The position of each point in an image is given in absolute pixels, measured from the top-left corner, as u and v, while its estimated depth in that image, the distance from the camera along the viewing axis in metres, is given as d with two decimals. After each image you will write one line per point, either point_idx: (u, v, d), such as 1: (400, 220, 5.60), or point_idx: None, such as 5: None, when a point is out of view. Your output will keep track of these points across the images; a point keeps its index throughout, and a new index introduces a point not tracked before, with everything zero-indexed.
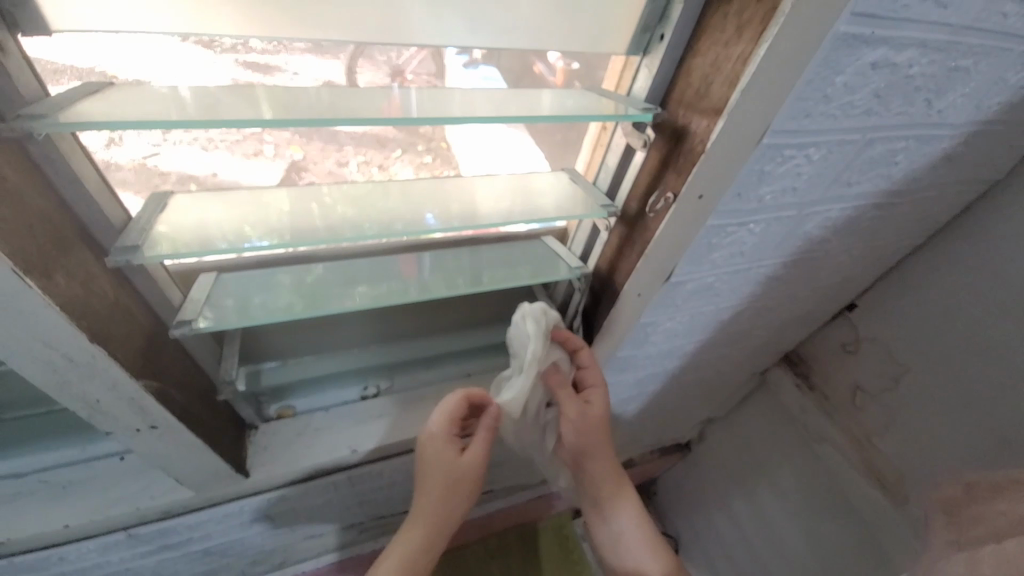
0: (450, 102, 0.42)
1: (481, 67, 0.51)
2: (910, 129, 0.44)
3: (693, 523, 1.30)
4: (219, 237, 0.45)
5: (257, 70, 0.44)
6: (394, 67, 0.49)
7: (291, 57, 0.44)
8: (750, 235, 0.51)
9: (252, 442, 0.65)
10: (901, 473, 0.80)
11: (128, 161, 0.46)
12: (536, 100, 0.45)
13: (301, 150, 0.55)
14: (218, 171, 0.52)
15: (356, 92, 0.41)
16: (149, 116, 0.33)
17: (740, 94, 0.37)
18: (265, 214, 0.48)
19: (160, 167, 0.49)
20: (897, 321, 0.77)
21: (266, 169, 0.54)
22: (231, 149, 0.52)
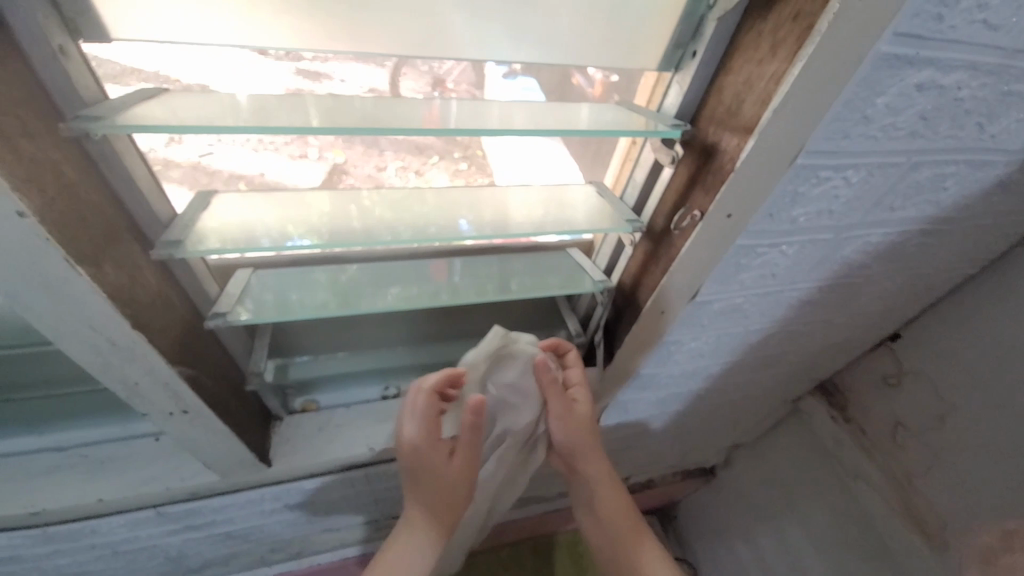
0: (487, 114, 0.43)
1: (519, 79, 0.50)
2: (961, 153, 0.42)
3: (714, 552, 1.25)
4: (263, 234, 0.47)
5: (309, 77, 0.46)
6: (437, 78, 0.50)
7: (338, 65, 0.47)
8: (782, 257, 0.49)
9: (276, 434, 0.67)
10: (945, 518, 0.75)
11: (185, 160, 0.50)
12: (568, 113, 0.45)
13: (343, 153, 0.56)
14: (265, 172, 0.55)
15: (396, 102, 0.43)
16: (198, 119, 0.35)
17: (771, 114, 0.36)
18: (305, 214, 0.50)
19: (212, 165, 0.52)
20: (945, 355, 0.73)
21: (310, 171, 0.57)
22: (279, 150, 0.55)
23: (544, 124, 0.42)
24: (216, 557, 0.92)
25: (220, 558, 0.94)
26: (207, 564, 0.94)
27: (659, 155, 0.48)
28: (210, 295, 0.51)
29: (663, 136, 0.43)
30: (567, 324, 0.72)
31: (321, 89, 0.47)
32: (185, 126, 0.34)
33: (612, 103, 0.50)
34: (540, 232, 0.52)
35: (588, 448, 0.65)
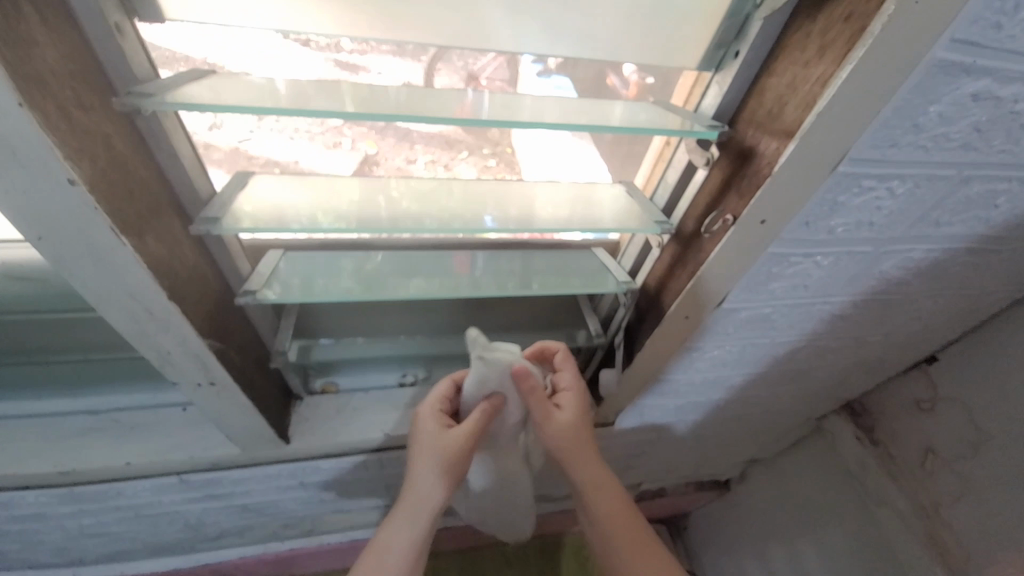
0: (522, 108, 0.43)
1: (554, 76, 0.50)
2: (1017, 169, 0.40)
3: (724, 567, 1.22)
4: (293, 218, 0.48)
5: (347, 69, 0.47)
6: (471, 72, 0.49)
7: (377, 58, 0.47)
8: (815, 268, 0.48)
9: (296, 412, 0.69)
10: (974, 554, 0.71)
11: (225, 144, 0.52)
12: (602, 109, 0.45)
13: (376, 145, 0.57)
14: (300, 160, 0.57)
15: (432, 93, 0.43)
16: (240, 101, 0.36)
17: (815, 117, 0.35)
18: (337, 201, 0.51)
19: (250, 151, 0.54)
20: (985, 382, 0.69)
21: (343, 162, 0.57)
22: (313, 138, 0.55)
23: (577, 120, 0.42)
24: (232, 528, 0.95)
25: (236, 529, 0.97)
26: (223, 534, 0.97)
27: (694, 156, 0.47)
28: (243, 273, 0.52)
29: (698, 137, 0.42)
30: (588, 325, 0.71)
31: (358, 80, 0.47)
32: (229, 106, 0.35)
33: (647, 103, 0.50)
34: (565, 229, 0.52)
35: (577, 452, 0.63)
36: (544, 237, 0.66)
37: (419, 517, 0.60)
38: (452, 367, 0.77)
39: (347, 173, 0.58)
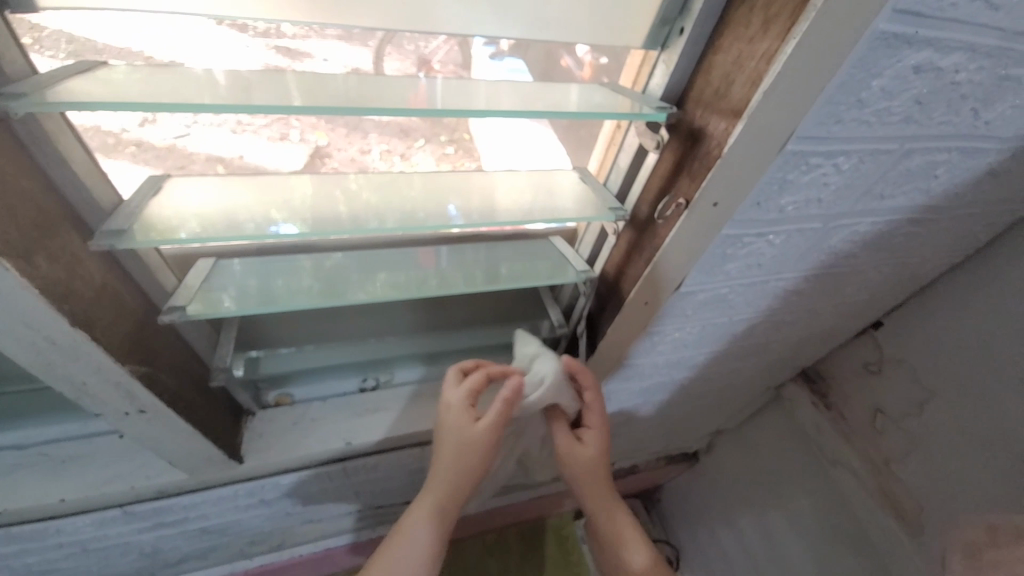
0: (475, 94, 0.40)
1: (506, 59, 0.48)
2: (953, 140, 0.41)
3: (696, 536, 1.27)
4: (247, 219, 0.44)
5: (288, 55, 0.44)
6: (421, 57, 0.47)
7: (323, 44, 0.44)
8: (768, 247, 0.48)
9: (248, 430, 0.65)
10: (921, 504, 0.76)
11: (160, 141, 0.48)
12: (553, 93, 0.43)
13: (326, 135, 0.54)
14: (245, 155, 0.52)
15: (383, 80, 0.40)
16: (146, 95, 0.32)
17: (762, 98, 0.34)
18: (290, 197, 0.47)
19: (188, 148, 0.50)
20: (928, 343, 0.73)
21: (289, 151, 0.54)
22: (257, 132, 0.51)
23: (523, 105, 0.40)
24: (192, 552, 0.90)
25: (197, 552, 0.92)
26: (184, 558, 0.92)
27: (645, 139, 0.45)
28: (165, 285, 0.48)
29: (648, 120, 0.41)
30: (551, 316, 0.70)
31: (300, 66, 0.44)
32: (139, 103, 0.31)
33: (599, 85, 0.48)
34: (526, 220, 0.50)
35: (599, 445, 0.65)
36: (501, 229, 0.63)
37: (436, 510, 0.59)
38: (414, 367, 0.74)
39: (297, 165, 0.54)
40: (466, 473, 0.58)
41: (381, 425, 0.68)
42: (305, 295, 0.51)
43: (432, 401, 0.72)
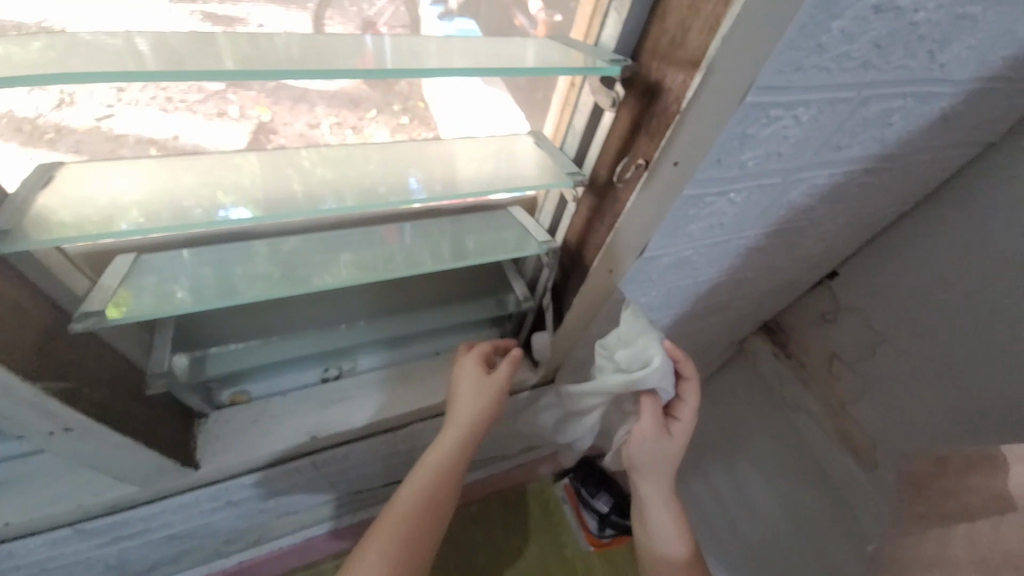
0: (424, 54, 0.36)
1: (456, 20, 0.43)
2: (908, 85, 0.40)
3: (671, 487, 1.32)
4: (192, 204, 0.41)
5: (218, 23, 0.37)
6: (366, 19, 0.41)
7: (253, 8, 0.38)
8: (730, 206, 0.47)
9: (202, 432, 0.61)
10: (874, 441, 0.81)
11: (83, 123, 0.41)
12: (501, 47, 0.39)
13: (270, 110, 0.47)
14: (181, 134, 0.45)
15: (317, 39, 0.35)
16: (23, 70, 0.27)
17: (720, 47, 0.31)
18: (238, 176, 0.43)
19: (116, 130, 0.43)
20: (880, 291, 0.75)
21: (228, 130, 0.46)
22: (193, 109, 0.44)
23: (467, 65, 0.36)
24: (162, 559, 0.87)
25: (167, 558, 0.88)
26: (154, 566, 0.89)
27: (599, 99, 0.42)
28: (75, 288, 0.43)
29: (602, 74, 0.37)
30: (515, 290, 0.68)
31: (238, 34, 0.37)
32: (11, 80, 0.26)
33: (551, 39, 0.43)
34: (479, 193, 0.46)
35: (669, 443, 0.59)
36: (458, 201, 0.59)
37: (432, 482, 0.57)
38: (378, 352, 0.71)
39: (242, 143, 0.47)
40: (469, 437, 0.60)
41: (347, 416, 0.66)
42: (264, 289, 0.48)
43: (399, 386, 0.69)
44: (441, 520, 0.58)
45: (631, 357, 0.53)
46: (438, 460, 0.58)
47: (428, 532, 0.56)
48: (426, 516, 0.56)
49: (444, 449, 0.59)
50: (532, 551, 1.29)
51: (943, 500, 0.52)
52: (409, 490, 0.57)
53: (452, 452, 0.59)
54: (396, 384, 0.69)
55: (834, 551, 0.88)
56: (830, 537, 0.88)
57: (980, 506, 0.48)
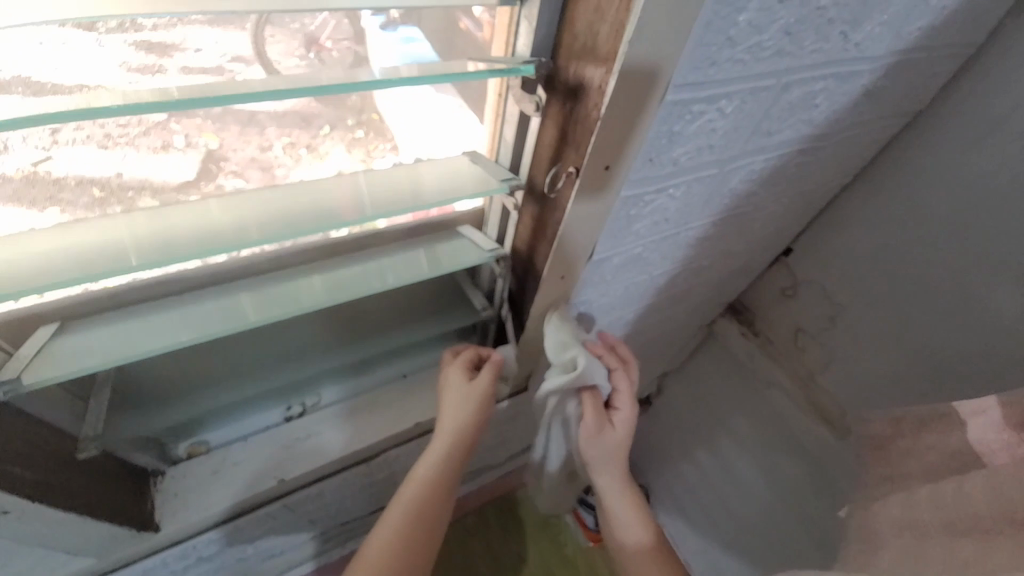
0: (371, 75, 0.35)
1: (401, 29, 0.41)
2: (827, 66, 0.41)
3: (659, 474, 1.32)
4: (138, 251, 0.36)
5: (151, 51, 0.35)
6: (309, 34, 0.40)
7: (189, 31, 0.36)
8: (670, 201, 0.47)
9: (159, 492, 0.58)
10: (843, 407, 0.82)
11: (14, 172, 0.36)
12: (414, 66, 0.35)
13: (216, 137, 0.43)
14: (123, 170, 0.40)
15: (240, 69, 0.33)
16: None
17: (628, 50, 0.29)
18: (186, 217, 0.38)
19: (54, 175, 0.38)
20: (832, 262, 0.78)
21: (180, 163, 0.42)
22: (136, 143, 0.40)
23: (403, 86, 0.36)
24: None
25: None
26: None
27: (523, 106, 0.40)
28: None
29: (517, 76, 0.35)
30: (473, 301, 0.66)
31: (172, 64, 0.35)
32: None
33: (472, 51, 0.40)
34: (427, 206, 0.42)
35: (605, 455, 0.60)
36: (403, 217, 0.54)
37: (423, 498, 0.55)
38: (341, 383, 0.69)
39: (193, 176, 0.43)
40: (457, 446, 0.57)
41: (312, 456, 0.63)
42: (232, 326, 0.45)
43: (366, 415, 0.67)
44: (433, 536, 0.55)
45: (561, 360, 0.53)
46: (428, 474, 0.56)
47: (422, 553, 0.53)
48: (416, 531, 0.53)
49: (434, 458, 0.57)
50: (531, 557, 1.28)
51: (904, 460, 0.54)
52: (395, 504, 0.55)
53: (444, 461, 0.57)
54: (363, 413, 0.67)
55: (818, 518, 0.89)
56: (812, 506, 0.90)
57: (943, 464, 0.49)
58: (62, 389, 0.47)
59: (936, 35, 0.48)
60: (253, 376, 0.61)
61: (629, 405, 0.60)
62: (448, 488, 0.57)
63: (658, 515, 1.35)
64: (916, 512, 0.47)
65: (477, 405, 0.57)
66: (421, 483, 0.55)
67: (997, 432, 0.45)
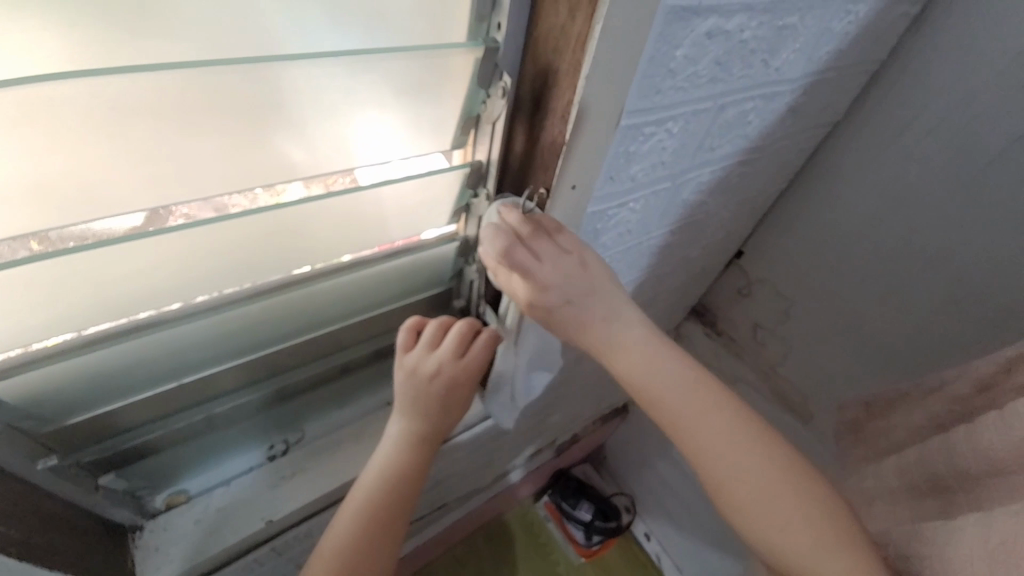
0: (352, 115, 0.36)
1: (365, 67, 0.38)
2: (755, 88, 0.46)
3: (643, 481, 1.34)
4: (114, 267, 0.37)
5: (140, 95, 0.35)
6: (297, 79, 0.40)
7: None
8: (632, 213, 0.51)
9: (138, 549, 0.55)
10: (805, 395, 0.88)
11: None
12: (384, 69, 0.34)
13: (170, 183, 0.34)
14: (65, 230, 0.33)
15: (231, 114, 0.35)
16: None
17: (586, 84, 0.33)
18: (187, 261, 0.40)
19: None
20: (779, 261, 0.85)
21: (122, 217, 0.34)
22: (87, 191, 0.32)
23: (386, 119, 0.38)
24: None
25: None
26: None
27: (486, 139, 0.42)
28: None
29: (479, 51, 0.35)
30: (452, 307, 0.65)
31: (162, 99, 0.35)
32: None
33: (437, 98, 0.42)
34: (364, 188, 0.41)
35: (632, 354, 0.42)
36: (369, 249, 0.50)
37: (376, 507, 0.49)
38: (327, 416, 0.69)
39: (142, 223, 0.35)
40: (417, 443, 0.52)
41: (301, 491, 0.62)
42: (190, 332, 0.47)
43: (354, 445, 0.67)
44: (390, 545, 0.49)
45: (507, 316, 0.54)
46: (383, 479, 0.50)
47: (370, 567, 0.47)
48: (367, 547, 0.47)
49: (393, 455, 0.51)
50: None
51: (877, 441, 0.59)
52: (350, 501, 0.50)
53: (405, 458, 0.51)
54: (349, 444, 0.67)
55: None
56: None
57: (907, 438, 0.54)
58: (46, 448, 0.44)
59: (843, 57, 0.56)
60: (228, 424, 0.59)
61: (556, 276, 0.42)
62: (407, 495, 0.51)
63: (647, 523, 1.36)
64: (884, 479, 0.52)
65: (439, 395, 0.50)
66: (370, 490, 0.49)
67: (951, 408, 0.51)
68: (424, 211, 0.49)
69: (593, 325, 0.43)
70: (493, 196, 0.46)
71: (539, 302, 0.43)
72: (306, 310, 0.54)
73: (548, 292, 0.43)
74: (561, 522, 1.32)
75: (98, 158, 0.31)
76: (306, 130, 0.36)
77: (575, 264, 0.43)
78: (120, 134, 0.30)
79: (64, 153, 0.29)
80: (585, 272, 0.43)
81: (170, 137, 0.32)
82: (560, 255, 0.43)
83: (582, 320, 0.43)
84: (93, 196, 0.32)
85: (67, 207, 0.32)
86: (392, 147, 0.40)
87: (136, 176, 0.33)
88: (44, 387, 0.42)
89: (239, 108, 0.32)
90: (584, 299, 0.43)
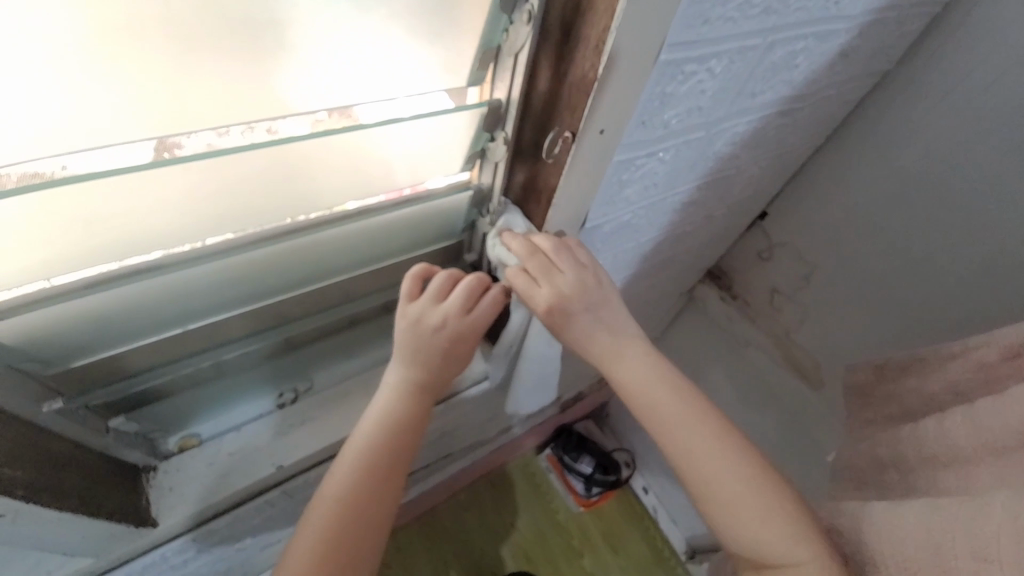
0: (361, 40, 0.33)
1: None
2: (809, 24, 0.41)
3: (644, 439, 1.36)
4: (109, 202, 0.34)
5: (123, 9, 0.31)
6: None
7: None
8: (660, 165, 0.48)
9: (154, 487, 0.57)
10: (818, 362, 0.86)
11: None
12: None
13: (162, 112, 0.31)
14: (68, 163, 0.30)
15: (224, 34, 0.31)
16: None
17: (627, 6, 0.29)
18: (186, 202, 0.37)
19: None
20: (805, 223, 0.81)
21: (129, 145, 0.31)
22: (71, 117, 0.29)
23: (398, 44, 0.34)
24: None
25: None
26: None
27: (508, 75, 0.38)
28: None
29: None
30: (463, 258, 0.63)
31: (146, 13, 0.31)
32: None
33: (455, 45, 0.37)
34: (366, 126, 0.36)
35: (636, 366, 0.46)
36: (377, 198, 0.47)
37: (377, 456, 0.48)
38: (335, 366, 0.69)
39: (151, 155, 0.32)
40: (415, 396, 0.51)
41: (312, 438, 0.63)
42: (196, 276, 0.45)
43: (363, 396, 0.67)
44: (388, 494, 0.48)
45: None
46: (382, 430, 0.49)
47: (367, 520, 0.47)
48: (365, 493, 0.47)
49: (391, 406, 0.51)
50: (524, 521, 1.32)
51: (886, 403, 0.58)
52: (351, 449, 0.49)
53: (404, 409, 0.50)
54: (358, 394, 0.67)
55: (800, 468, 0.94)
56: (792, 459, 0.95)
57: (923, 407, 0.53)
58: (50, 391, 0.44)
59: None
60: (236, 370, 0.59)
61: (579, 289, 0.45)
62: (403, 447, 0.50)
63: (646, 478, 1.39)
64: (899, 448, 0.52)
65: (440, 348, 0.49)
66: (369, 438, 0.49)
67: (971, 374, 0.49)
68: (436, 155, 0.45)
69: (602, 333, 0.46)
70: (512, 140, 0.43)
71: (563, 309, 0.44)
72: (311, 259, 0.52)
73: (572, 302, 0.44)
74: (562, 473, 1.36)
75: (88, 76, 0.28)
76: (307, 53, 0.32)
77: (594, 280, 0.46)
78: (115, 48, 0.27)
79: (48, 67, 0.26)
80: (602, 289, 0.47)
81: (160, 55, 0.28)
82: (583, 270, 0.45)
83: (595, 329, 0.46)
84: (86, 123, 0.29)
85: (66, 134, 0.29)
86: (397, 80, 0.36)
87: (131, 101, 0.30)
88: (46, 329, 0.41)
89: (235, 27, 0.29)
90: (599, 310, 0.46)
